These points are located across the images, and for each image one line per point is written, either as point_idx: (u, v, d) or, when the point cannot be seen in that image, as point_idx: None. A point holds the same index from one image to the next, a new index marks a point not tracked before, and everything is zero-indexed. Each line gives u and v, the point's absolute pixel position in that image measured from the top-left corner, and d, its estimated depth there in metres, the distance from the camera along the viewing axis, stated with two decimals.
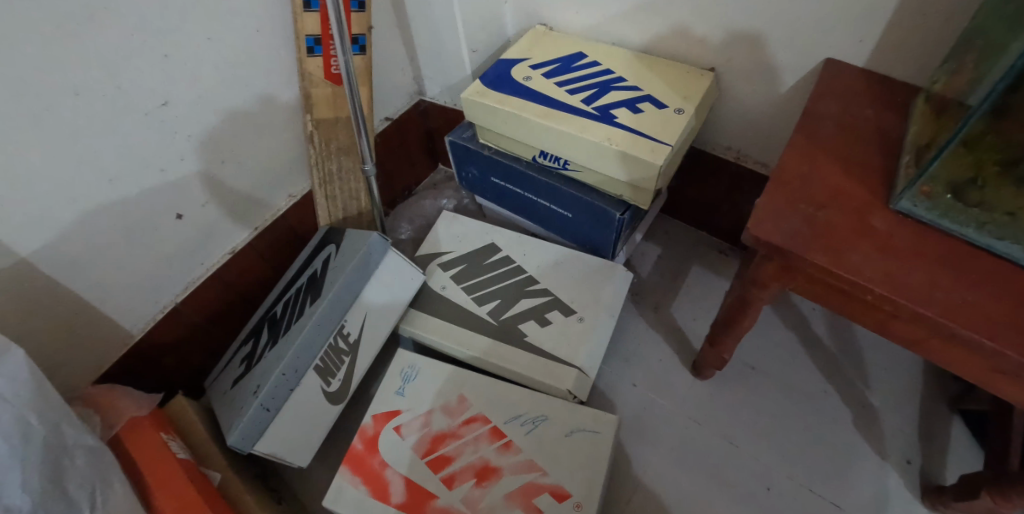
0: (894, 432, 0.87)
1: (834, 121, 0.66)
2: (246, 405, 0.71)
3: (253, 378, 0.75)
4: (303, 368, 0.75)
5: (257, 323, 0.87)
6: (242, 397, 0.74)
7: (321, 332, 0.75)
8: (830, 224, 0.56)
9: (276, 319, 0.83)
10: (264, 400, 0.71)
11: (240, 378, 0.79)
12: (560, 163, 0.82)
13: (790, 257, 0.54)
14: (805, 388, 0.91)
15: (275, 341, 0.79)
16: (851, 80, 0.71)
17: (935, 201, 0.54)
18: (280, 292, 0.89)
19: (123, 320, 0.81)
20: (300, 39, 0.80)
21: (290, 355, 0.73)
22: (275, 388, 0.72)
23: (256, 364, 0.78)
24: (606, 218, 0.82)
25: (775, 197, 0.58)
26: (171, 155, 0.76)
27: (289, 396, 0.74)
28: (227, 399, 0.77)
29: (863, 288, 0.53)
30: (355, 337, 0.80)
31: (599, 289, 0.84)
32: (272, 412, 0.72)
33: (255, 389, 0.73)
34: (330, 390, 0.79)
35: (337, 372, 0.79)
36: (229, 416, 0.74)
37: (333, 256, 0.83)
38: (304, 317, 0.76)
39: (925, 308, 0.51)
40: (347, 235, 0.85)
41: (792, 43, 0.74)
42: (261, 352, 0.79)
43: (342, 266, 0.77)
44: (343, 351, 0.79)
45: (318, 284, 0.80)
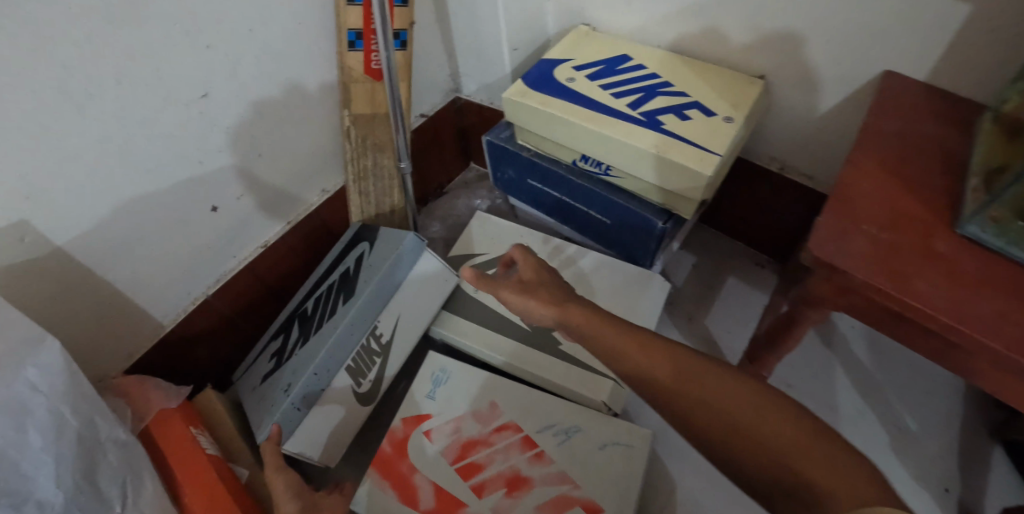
0: (931, 458, 0.85)
1: (894, 137, 0.64)
2: (278, 404, 0.70)
3: (284, 376, 0.74)
4: (335, 368, 0.73)
5: (287, 318, 0.86)
6: (273, 394, 0.73)
7: (354, 332, 0.74)
8: (893, 246, 0.53)
9: (308, 316, 0.82)
10: (295, 399, 0.70)
11: (270, 374, 0.78)
12: (601, 168, 0.80)
13: (851, 280, 0.52)
14: (840, 409, 0.90)
15: (306, 339, 0.77)
16: (911, 95, 0.68)
17: (1005, 228, 0.51)
18: (311, 288, 0.88)
19: (154, 310, 0.80)
20: (342, 33, 0.79)
21: (322, 354, 0.72)
22: (306, 388, 0.71)
23: (286, 361, 0.77)
24: (647, 226, 0.80)
25: (836, 214, 0.55)
26: (209, 147, 0.76)
27: (320, 397, 0.73)
28: (257, 395, 0.76)
29: (928, 316, 0.50)
30: (387, 338, 0.78)
31: (636, 298, 0.82)
32: (303, 412, 0.71)
33: (286, 387, 0.72)
34: (361, 392, 0.77)
35: (369, 373, 0.77)
36: (259, 413, 0.73)
37: (366, 254, 0.82)
38: (336, 316, 0.75)
39: (993, 340, 0.48)
40: (381, 234, 0.84)
41: (850, 54, 0.72)
42: (292, 349, 0.79)
43: (379, 265, 0.77)
44: (376, 351, 0.77)
45: (352, 283, 0.79)
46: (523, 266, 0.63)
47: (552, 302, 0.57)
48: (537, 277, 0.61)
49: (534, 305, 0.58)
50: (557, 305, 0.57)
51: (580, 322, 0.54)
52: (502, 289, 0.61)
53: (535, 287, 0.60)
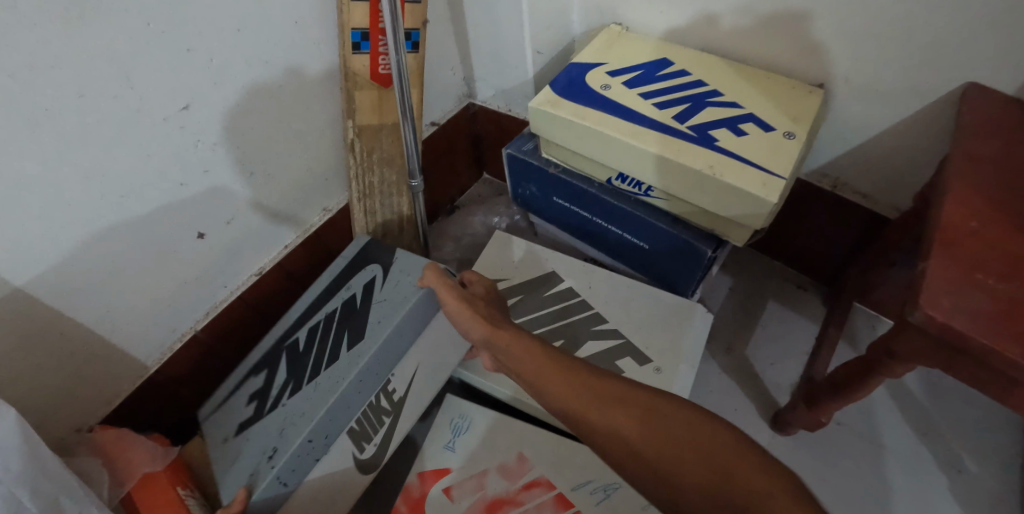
0: (999, 503, 0.77)
1: (996, 164, 0.55)
2: (260, 474, 0.59)
3: (267, 435, 0.64)
4: (333, 433, 0.63)
5: (274, 351, 0.75)
6: (251, 458, 0.62)
7: (362, 387, 0.64)
8: (1016, 300, 0.46)
9: (301, 356, 0.71)
10: (282, 472, 0.59)
11: (252, 425, 0.67)
12: (641, 189, 0.71)
13: (971, 345, 0.44)
14: (894, 447, 0.82)
15: (298, 388, 0.67)
16: (1006, 113, 0.60)
17: None
18: (299, 319, 0.76)
19: (136, 350, 0.71)
20: (345, 33, 0.69)
21: (320, 412, 0.61)
22: (297, 458, 0.60)
23: (274, 411, 0.66)
24: (693, 254, 0.71)
25: (946, 263, 0.48)
26: (193, 166, 0.66)
27: (312, 468, 0.62)
28: (234, 454, 0.65)
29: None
30: (399, 396, 0.69)
31: (679, 334, 0.73)
32: (288, 487, 0.60)
33: (270, 453, 0.61)
34: (362, 459, 0.66)
35: (374, 435, 0.67)
36: (232, 480, 0.61)
37: (378, 289, 0.72)
38: (340, 367, 0.65)
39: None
40: (397, 266, 0.74)
41: (929, 61, 0.63)
42: (281, 396, 0.68)
43: (402, 304, 0.68)
44: (384, 409, 0.67)
45: (360, 323, 0.69)
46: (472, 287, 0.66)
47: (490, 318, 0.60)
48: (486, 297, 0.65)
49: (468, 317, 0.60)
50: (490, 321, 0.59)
51: (511, 343, 0.55)
52: (446, 293, 0.63)
53: (477, 301, 0.62)
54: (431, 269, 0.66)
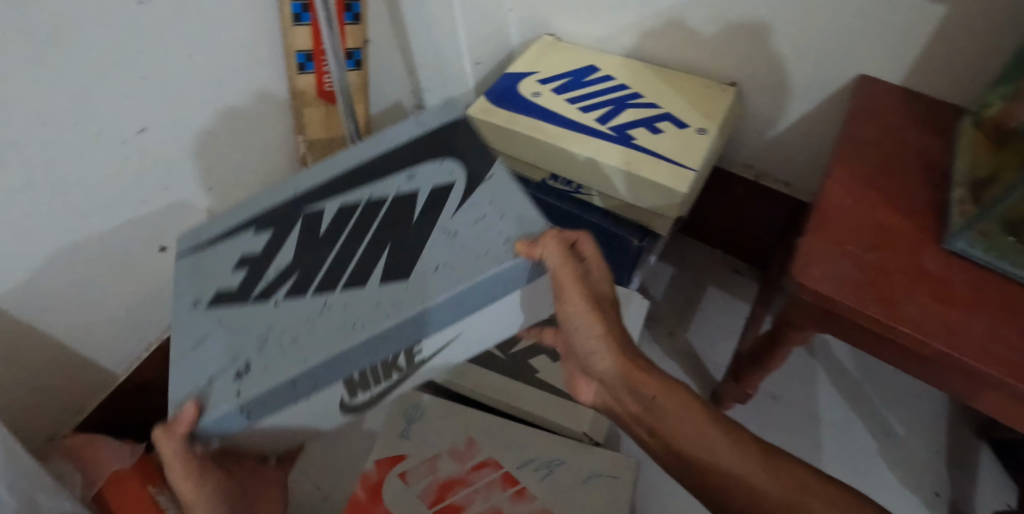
0: (922, 462, 0.83)
1: (874, 146, 0.61)
2: (218, 394, 0.42)
3: (247, 338, 0.45)
4: (327, 381, 0.42)
5: (286, 212, 0.52)
6: (219, 358, 0.44)
7: (386, 351, 0.42)
8: (880, 267, 0.52)
9: (323, 243, 0.48)
10: (250, 407, 0.41)
11: (243, 306, 0.47)
12: (572, 186, 0.77)
13: (841, 308, 0.50)
14: (827, 417, 0.88)
15: (309, 293, 0.45)
16: (889, 101, 0.66)
17: (993, 242, 0.50)
18: (338, 186, 0.52)
19: (106, 360, 0.76)
20: (290, 55, 0.75)
21: (315, 363, 0.41)
22: (272, 397, 0.41)
23: (262, 302, 0.46)
24: (623, 245, 0.77)
25: (820, 239, 0.53)
26: (152, 184, 0.71)
27: (283, 410, 0.43)
28: (196, 347, 0.46)
29: (921, 343, 0.48)
30: (422, 357, 0.45)
31: None
32: (248, 421, 0.43)
33: (242, 369, 0.43)
34: (349, 404, 0.47)
35: (372, 389, 0.46)
36: (185, 383, 0.44)
37: (450, 209, 0.47)
38: (367, 300, 0.43)
39: (989, 366, 0.46)
40: (485, 190, 0.48)
41: (819, 59, 0.69)
42: (279, 286, 0.47)
43: (477, 255, 0.43)
44: (399, 367, 0.44)
45: (419, 242, 0.45)
46: (588, 266, 0.48)
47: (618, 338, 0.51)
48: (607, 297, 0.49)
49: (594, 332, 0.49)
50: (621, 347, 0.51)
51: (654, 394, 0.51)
52: (567, 279, 0.44)
53: (604, 303, 0.49)
54: (554, 235, 0.43)
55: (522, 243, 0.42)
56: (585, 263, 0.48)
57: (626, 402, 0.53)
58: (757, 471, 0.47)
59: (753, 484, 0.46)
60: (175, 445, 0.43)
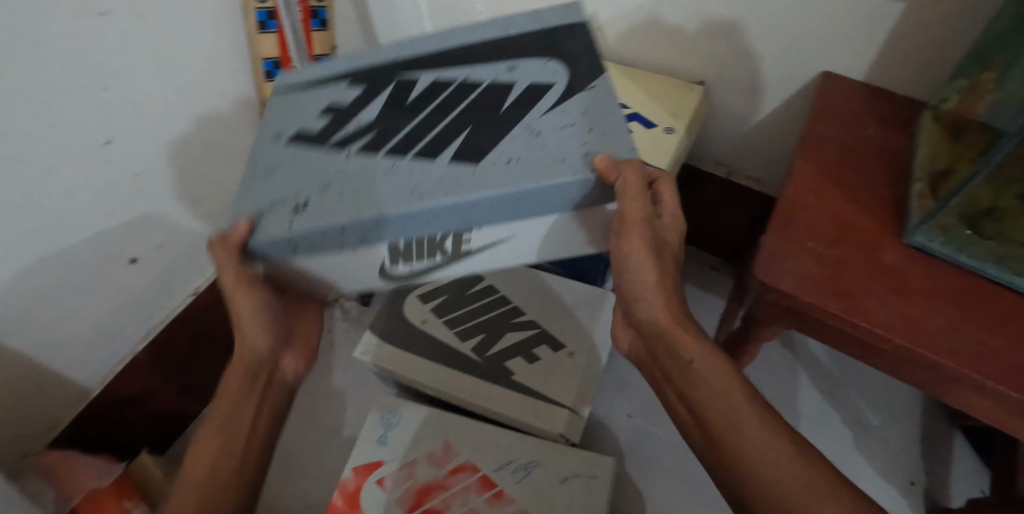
0: (895, 451, 0.84)
1: (837, 142, 0.62)
2: (274, 220, 0.44)
3: (319, 173, 0.45)
4: (376, 240, 0.44)
5: (379, 76, 0.51)
6: (290, 188, 0.46)
7: (430, 228, 0.43)
8: (841, 263, 0.52)
9: (411, 108, 0.47)
10: (297, 240, 0.43)
11: (335, 136, 0.48)
12: None
13: (801, 305, 0.51)
14: (803, 409, 0.89)
15: (386, 148, 0.45)
16: (852, 97, 0.66)
17: (951, 235, 0.51)
18: (439, 59, 0.50)
19: (79, 374, 0.75)
20: (258, 63, 0.75)
21: (371, 217, 0.41)
22: (314, 239, 0.43)
23: (339, 150, 0.46)
24: None
25: (782, 236, 0.54)
26: (121, 195, 0.70)
27: (332, 256, 0.45)
28: (279, 179, 0.47)
29: (879, 337, 0.49)
30: (469, 248, 0.47)
31: (589, 321, 0.80)
32: (292, 254, 0.45)
33: (300, 205, 0.44)
34: (388, 273, 0.50)
35: (413, 262, 0.49)
36: (256, 202, 0.46)
37: (546, 106, 0.45)
38: (430, 171, 0.43)
39: (946, 358, 0.47)
40: (585, 99, 0.45)
41: (784, 56, 0.70)
42: (356, 139, 0.47)
43: (557, 159, 0.42)
44: (444, 249, 0.47)
45: (499, 131, 0.44)
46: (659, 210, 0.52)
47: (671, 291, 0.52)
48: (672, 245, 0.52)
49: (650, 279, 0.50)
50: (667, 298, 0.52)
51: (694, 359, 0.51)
52: (635, 212, 0.43)
53: (668, 254, 0.51)
54: (636, 168, 0.41)
55: (600, 154, 0.41)
56: (658, 206, 0.53)
57: (655, 351, 0.54)
58: (783, 457, 0.45)
59: (769, 462, 0.46)
60: (227, 253, 0.46)
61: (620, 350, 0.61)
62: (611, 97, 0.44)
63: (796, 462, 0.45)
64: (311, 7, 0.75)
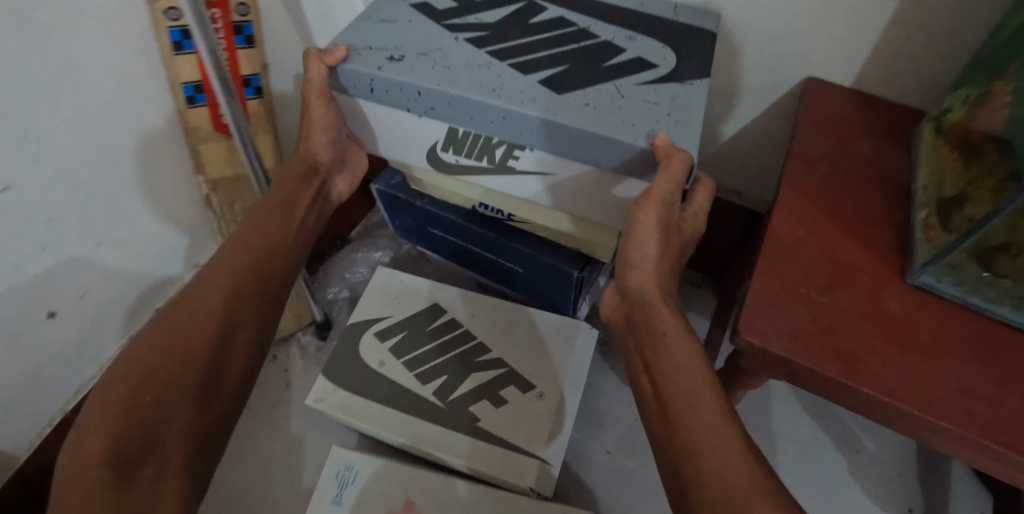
0: (891, 476, 0.79)
1: (829, 162, 0.55)
2: (367, 60, 0.57)
3: (427, 47, 0.59)
4: (436, 112, 0.57)
5: (557, 20, 0.63)
6: (388, 41, 0.60)
7: (477, 120, 0.55)
8: (839, 312, 0.45)
9: (526, 28, 0.62)
10: (377, 81, 0.57)
11: (454, 20, 0.62)
12: (504, 214, 0.70)
13: (793, 367, 0.43)
14: (793, 434, 0.83)
15: (489, 48, 0.59)
16: (843, 106, 0.59)
17: (962, 274, 0.44)
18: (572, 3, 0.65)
19: (4, 443, 0.68)
20: (176, 88, 0.68)
21: (447, 94, 0.55)
22: (392, 92, 0.57)
23: (450, 34, 0.61)
24: (563, 275, 0.71)
25: (770, 281, 0.46)
26: (28, 247, 0.61)
27: (400, 107, 0.59)
28: (400, 36, 0.60)
29: (884, 403, 0.42)
30: (512, 164, 0.60)
31: (559, 358, 0.74)
32: (372, 93, 0.59)
33: (396, 57, 0.58)
34: (439, 154, 0.63)
35: (460, 156, 0.62)
36: (369, 36, 0.60)
37: (643, 80, 0.55)
38: (516, 81, 0.55)
39: (963, 427, 0.40)
40: (677, 87, 0.55)
41: (768, 59, 0.62)
42: (469, 31, 0.61)
43: (622, 121, 0.51)
44: (492, 156, 0.60)
45: (588, 80, 0.56)
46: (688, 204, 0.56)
47: (666, 266, 0.53)
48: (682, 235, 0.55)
49: (654, 243, 0.51)
50: (660, 273, 0.52)
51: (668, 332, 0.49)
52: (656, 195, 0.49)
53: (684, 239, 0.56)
54: (681, 160, 0.48)
55: (663, 134, 0.49)
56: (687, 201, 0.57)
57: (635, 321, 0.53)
58: (724, 448, 0.41)
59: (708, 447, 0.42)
60: (322, 69, 0.57)
61: (603, 313, 0.59)
62: (698, 100, 0.53)
63: (741, 460, 0.40)
64: (233, 22, 0.66)
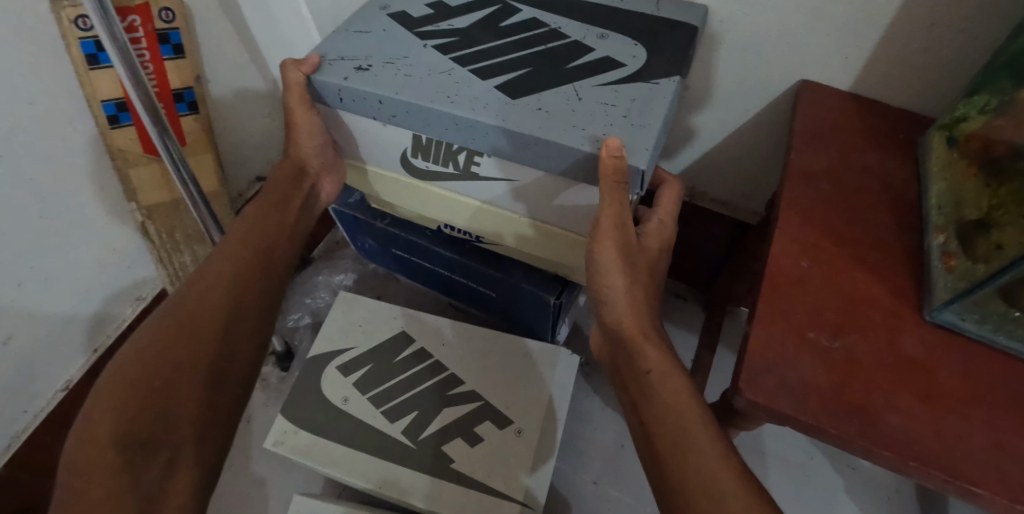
0: (891, 494, 0.75)
1: (829, 179, 0.49)
2: (333, 68, 0.53)
3: (395, 53, 0.55)
4: (400, 121, 0.53)
5: (526, 19, 0.58)
6: (361, 50, 0.55)
7: (434, 128, 0.51)
8: (852, 359, 0.39)
9: (496, 31, 0.57)
10: (345, 91, 0.53)
11: (427, 27, 0.57)
12: (471, 236, 0.64)
13: (803, 429, 0.38)
14: (788, 454, 0.78)
15: (454, 54, 0.55)
16: (841, 113, 0.53)
17: (987, 312, 0.39)
18: (547, 4, 0.59)
19: None
20: (95, 107, 0.60)
21: (404, 102, 0.50)
22: (357, 101, 0.53)
23: (419, 40, 0.56)
24: (539, 301, 0.65)
25: (772, 324, 0.41)
26: None
27: (366, 118, 0.55)
28: (368, 41, 0.56)
29: (910, 467, 0.36)
30: (477, 170, 0.54)
31: (538, 387, 0.68)
32: (339, 103, 0.54)
33: (362, 65, 0.54)
34: (410, 161, 0.57)
35: (430, 162, 0.56)
36: (338, 43, 0.56)
37: (605, 81, 0.51)
38: (477, 87, 0.51)
39: (1002, 494, 0.35)
40: (645, 88, 0.50)
41: (757, 61, 0.56)
42: (439, 37, 0.56)
43: (573, 125, 0.47)
44: (457, 162, 0.55)
45: (546, 85, 0.51)
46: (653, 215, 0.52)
47: (641, 289, 0.48)
48: (650, 249, 0.50)
49: (618, 273, 0.47)
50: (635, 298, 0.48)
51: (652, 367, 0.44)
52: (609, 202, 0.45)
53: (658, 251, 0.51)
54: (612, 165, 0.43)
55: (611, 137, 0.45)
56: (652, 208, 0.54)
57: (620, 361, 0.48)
58: (730, 493, 0.36)
59: (712, 493, 0.37)
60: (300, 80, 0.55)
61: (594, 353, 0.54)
62: (662, 100, 0.49)
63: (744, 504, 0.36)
64: (155, 30, 0.58)
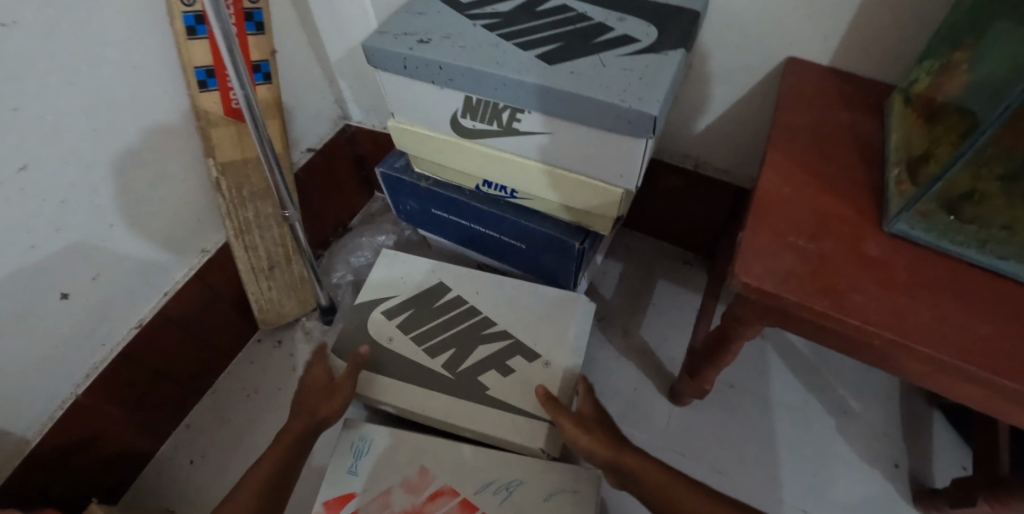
0: (878, 434, 0.84)
1: (809, 130, 0.60)
2: (401, 43, 0.63)
3: (450, 30, 0.65)
4: (454, 84, 0.63)
5: (558, 5, 0.68)
6: (421, 28, 0.66)
7: (485, 88, 0.61)
8: (825, 257, 0.50)
9: (533, 14, 0.67)
10: (411, 58, 0.63)
11: (474, 10, 0.68)
12: (506, 192, 0.75)
13: (787, 305, 0.48)
14: (785, 400, 0.87)
15: (500, 31, 0.65)
16: (819, 81, 0.64)
17: (932, 221, 0.49)
18: None
19: (17, 425, 0.67)
20: (188, 73, 0.69)
21: (461, 66, 0.61)
22: (419, 67, 0.63)
23: (468, 21, 0.67)
24: (565, 248, 0.74)
25: (761, 231, 0.51)
26: (43, 226, 0.62)
27: (425, 83, 0.65)
28: (427, 22, 0.67)
29: (870, 333, 0.46)
30: (518, 126, 0.65)
31: (561, 327, 0.77)
32: (403, 70, 0.64)
33: (423, 39, 0.64)
34: (461, 123, 0.68)
35: (477, 121, 0.66)
36: (399, 24, 0.67)
37: (625, 52, 0.61)
38: (519, 55, 0.62)
39: (939, 351, 0.44)
40: (658, 57, 0.60)
41: (749, 44, 0.67)
42: (484, 18, 0.67)
43: (600, 84, 0.58)
44: (501, 119, 0.65)
45: (576, 56, 0.62)
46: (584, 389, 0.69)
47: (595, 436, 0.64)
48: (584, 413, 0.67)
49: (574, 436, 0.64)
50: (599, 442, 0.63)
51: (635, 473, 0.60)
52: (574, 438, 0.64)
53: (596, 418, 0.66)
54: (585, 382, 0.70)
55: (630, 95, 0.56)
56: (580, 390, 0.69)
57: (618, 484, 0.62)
58: None
59: None
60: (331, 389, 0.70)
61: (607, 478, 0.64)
62: (671, 66, 0.59)
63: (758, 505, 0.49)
64: (244, 9, 0.68)
